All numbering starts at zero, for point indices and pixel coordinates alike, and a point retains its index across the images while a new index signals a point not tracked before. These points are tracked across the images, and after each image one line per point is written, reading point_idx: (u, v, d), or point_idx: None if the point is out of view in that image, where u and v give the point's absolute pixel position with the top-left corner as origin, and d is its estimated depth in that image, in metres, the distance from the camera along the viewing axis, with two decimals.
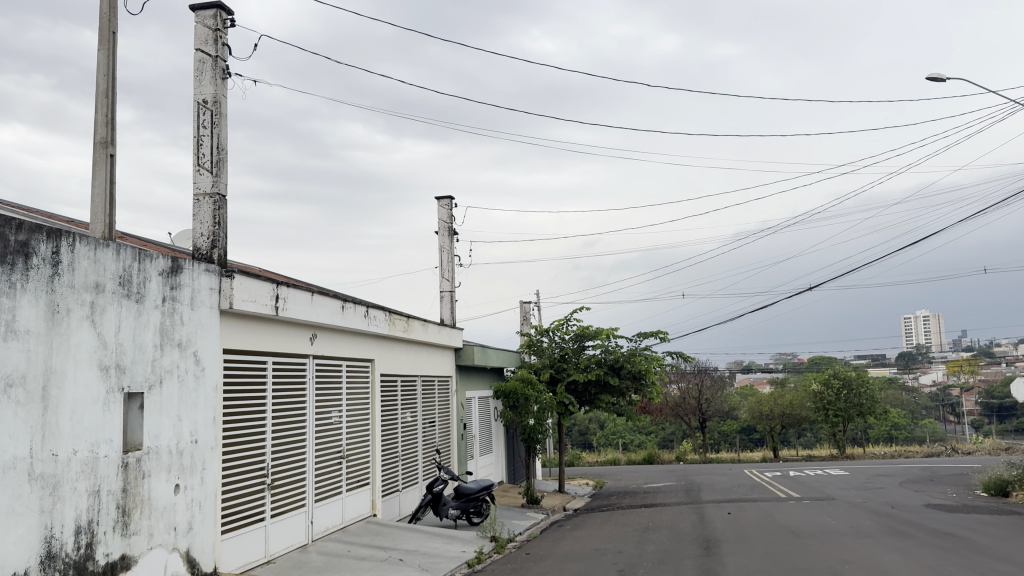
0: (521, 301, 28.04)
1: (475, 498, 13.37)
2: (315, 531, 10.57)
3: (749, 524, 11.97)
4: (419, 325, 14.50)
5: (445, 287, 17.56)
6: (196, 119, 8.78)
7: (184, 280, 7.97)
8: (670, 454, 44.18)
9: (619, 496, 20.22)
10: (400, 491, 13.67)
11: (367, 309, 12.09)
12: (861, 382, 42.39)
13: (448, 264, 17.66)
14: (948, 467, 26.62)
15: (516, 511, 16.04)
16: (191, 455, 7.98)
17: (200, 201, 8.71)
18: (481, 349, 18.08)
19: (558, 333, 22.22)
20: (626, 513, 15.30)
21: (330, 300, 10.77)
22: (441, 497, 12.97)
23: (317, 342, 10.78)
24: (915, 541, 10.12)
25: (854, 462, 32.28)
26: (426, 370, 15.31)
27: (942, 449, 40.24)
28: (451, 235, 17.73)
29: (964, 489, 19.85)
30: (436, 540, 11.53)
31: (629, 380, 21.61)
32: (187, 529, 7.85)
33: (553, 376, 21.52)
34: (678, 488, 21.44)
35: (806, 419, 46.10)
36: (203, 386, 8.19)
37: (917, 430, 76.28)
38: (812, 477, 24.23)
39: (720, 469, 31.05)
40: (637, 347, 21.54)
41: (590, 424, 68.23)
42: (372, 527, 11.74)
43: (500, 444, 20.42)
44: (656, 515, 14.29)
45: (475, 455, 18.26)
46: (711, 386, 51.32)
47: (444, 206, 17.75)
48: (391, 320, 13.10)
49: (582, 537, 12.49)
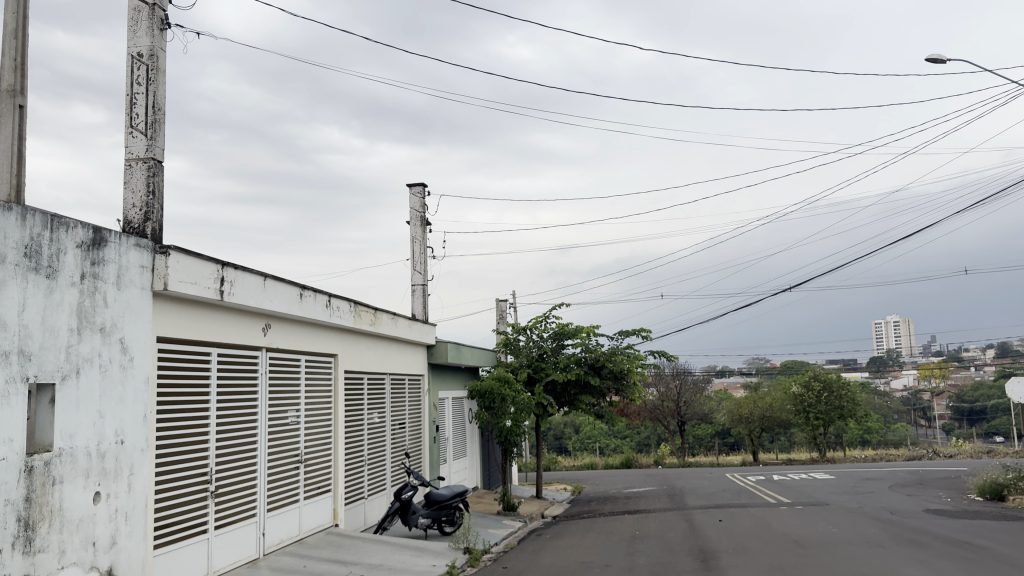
0: (497, 299, 27.03)
1: (447, 506, 12.34)
2: (266, 545, 9.48)
3: (745, 535, 11.00)
4: (388, 318, 13.43)
5: (417, 280, 16.50)
6: (129, 75, 7.68)
7: (109, 255, 6.87)
8: (648, 458, 43.37)
9: (599, 502, 19.22)
10: (365, 498, 12.58)
11: (330, 298, 10.99)
12: (841, 384, 41.88)
13: (420, 256, 16.58)
14: (934, 470, 25.89)
15: (491, 519, 14.98)
16: (115, 458, 6.86)
17: (131, 167, 7.65)
18: (455, 346, 17.04)
19: (536, 331, 21.23)
20: (610, 521, 14.29)
21: (287, 287, 9.68)
22: (410, 505, 11.91)
23: (271, 333, 9.68)
24: (931, 551, 9.23)
25: (836, 466, 31.53)
26: (395, 368, 14.25)
27: (923, 452, 39.74)
28: (423, 225, 16.67)
29: (958, 493, 19.06)
30: (403, 553, 10.47)
31: (609, 380, 20.66)
32: (109, 545, 6.73)
33: (531, 377, 20.54)
34: (661, 494, 20.50)
35: (786, 422, 45.48)
36: (130, 378, 7.08)
37: (889, 433, 76.30)
38: (797, 481, 23.34)
39: (701, 473, 30.18)
40: (618, 346, 20.60)
41: (565, 427, 67.46)
42: (332, 539, 10.64)
43: (475, 448, 19.35)
44: (642, 524, 13.29)
45: (448, 459, 17.21)
46: (690, 389, 50.59)
47: (417, 194, 16.69)
48: (357, 311, 12.02)
49: (564, 548, 11.47)
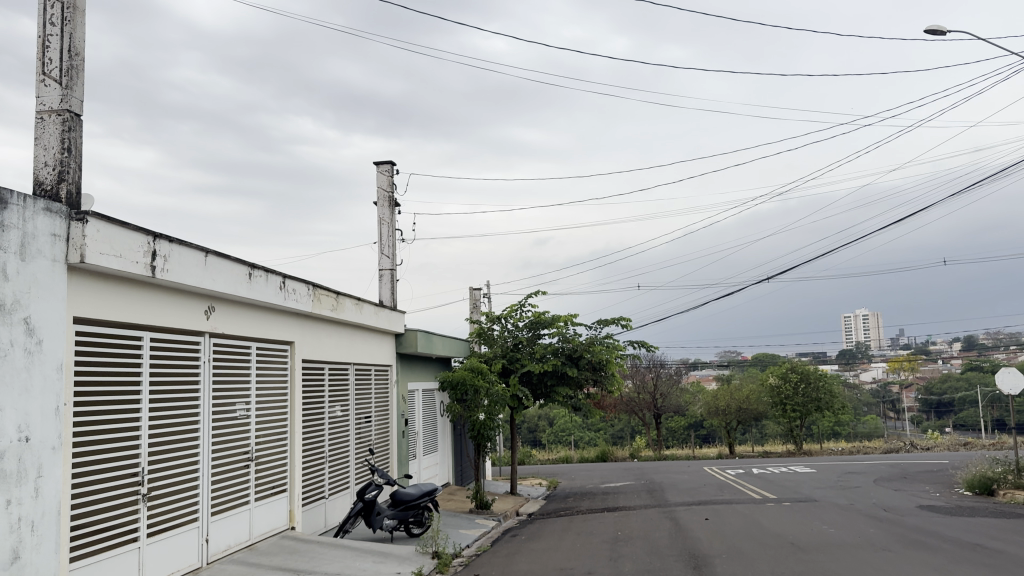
0: (471, 288, 26.07)
1: (414, 506, 11.39)
2: (210, 553, 8.50)
3: (738, 537, 10.16)
4: (352, 304, 12.44)
5: (385, 265, 15.49)
6: (41, 14, 6.63)
7: (11, 220, 5.83)
8: (623, 451, 42.72)
9: (576, 498, 18.42)
10: (325, 498, 11.60)
11: (284, 280, 9.99)
12: (818, 376, 41.53)
13: (388, 239, 15.57)
14: (916, 463, 25.33)
15: (462, 518, 14.05)
16: (18, 458, 5.84)
17: (43, 120, 6.61)
18: (426, 335, 16.07)
19: (511, 320, 20.31)
20: (589, 520, 13.41)
21: (234, 265, 8.69)
22: (374, 506, 10.96)
23: (214, 316, 8.67)
24: (943, 554, 8.45)
25: (814, 459, 30.96)
26: (360, 358, 13.26)
27: (900, 445, 39.49)
28: (391, 206, 15.64)
29: (945, 487, 18.45)
30: (365, 560, 9.52)
31: (587, 371, 19.83)
32: (11, 560, 5.72)
33: (505, 368, 19.62)
34: (640, 489, 19.76)
35: (762, 414, 45.04)
36: (38, 364, 6.06)
37: (860, 426, 76.52)
38: (779, 475, 22.67)
39: (677, 467, 29.45)
40: (596, 335, 19.78)
41: (539, 421, 66.76)
42: (286, 544, 9.66)
43: (446, 442, 18.40)
44: (625, 523, 12.41)
45: (418, 455, 16.26)
46: (666, 381, 50.01)
47: (384, 172, 15.66)
48: (317, 295, 11.01)
49: (541, 552, 10.54)
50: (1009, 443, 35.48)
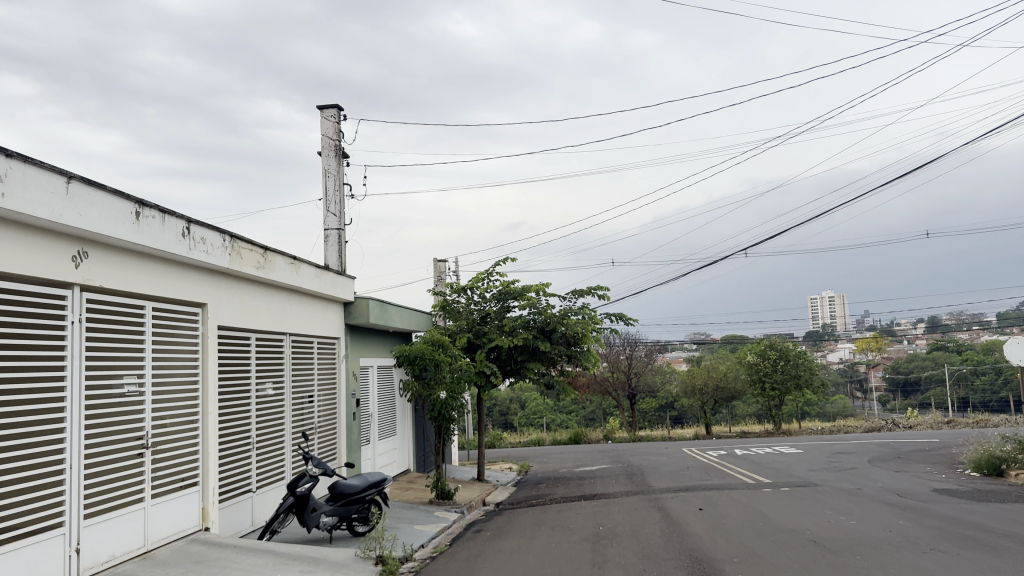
0: (436, 260, 24.21)
1: (357, 500, 9.61)
2: (85, 566, 6.67)
3: (746, 533, 8.48)
4: (284, 263, 10.52)
5: (330, 224, 13.44)
6: None
7: None
8: (597, 433, 41.19)
9: (548, 485, 16.71)
10: (252, 492, 9.81)
11: (188, 225, 8.11)
12: (798, 353, 40.26)
13: (334, 193, 13.48)
14: (906, 442, 24.02)
15: (419, 511, 12.25)
16: None
17: None
18: (380, 304, 14.11)
19: (477, 291, 18.47)
20: (564, 512, 11.69)
21: (106, 198, 6.82)
22: (308, 502, 9.19)
23: (86, 265, 6.82)
24: (1008, 556, 6.86)
25: (796, 439, 29.64)
26: (299, 328, 11.38)
27: (881, 423, 38.42)
28: (337, 155, 13.57)
29: (948, 468, 17.02)
30: (290, 568, 7.70)
31: (560, 346, 18.10)
32: None
33: (471, 343, 17.81)
34: (618, 473, 18.12)
35: (739, 393, 43.66)
36: None
37: (829, 405, 76.12)
38: (764, 456, 21.17)
39: (654, 448, 27.94)
40: (570, 307, 18.04)
41: (510, 403, 65.17)
42: (191, 551, 7.81)
43: (405, 425, 16.57)
44: (607, 516, 10.67)
45: (370, 439, 14.42)
46: (641, 360, 48.61)
47: (330, 118, 13.64)
48: (235, 248, 9.12)
49: (511, 553, 8.77)
50: (992, 421, 34.54)
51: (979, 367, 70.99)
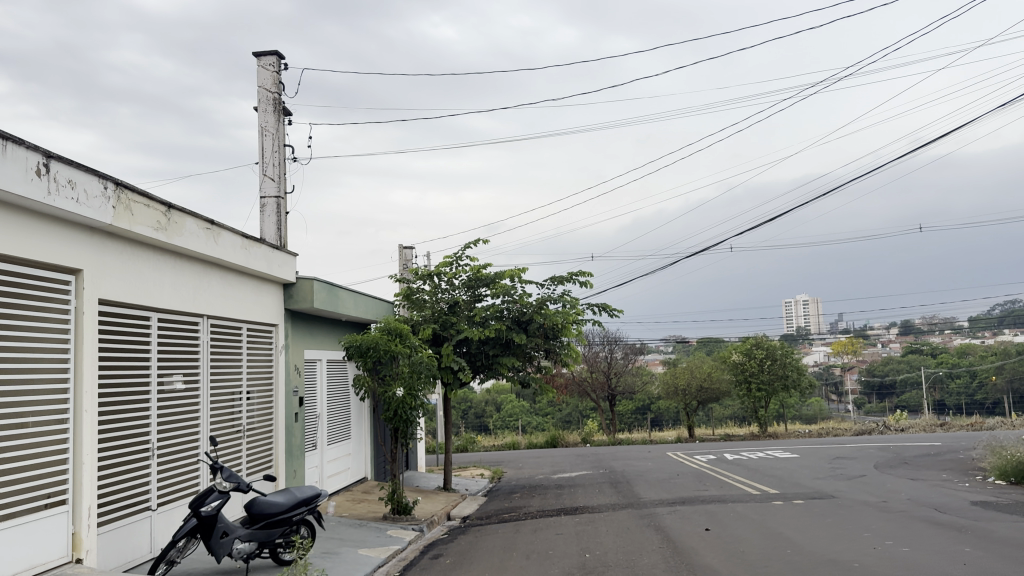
0: (402, 247, 22.21)
1: (281, 522, 7.69)
2: None
3: (776, 567, 6.57)
4: (197, 227, 8.55)
5: (268, 191, 11.50)
6: None
7: None
8: (575, 435, 39.27)
9: (522, 495, 14.84)
10: (149, 510, 7.86)
11: (43, 160, 6.16)
12: (786, 352, 38.73)
13: (273, 154, 11.51)
14: (907, 446, 22.44)
15: (369, 529, 10.27)
16: None
17: None
18: (328, 287, 12.05)
19: (445, 277, 16.54)
20: (540, 532, 9.74)
21: None
22: (217, 526, 7.23)
23: None
24: None
25: (785, 442, 28.02)
26: (221, 309, 9.41)
27: (871, 426, 36.97)
28: (276, 110, 11.59)
29: (966, 475, 15.33)
30: None
31: (537, 339, 16.21)
32: None
33: (437, 335, 15.87)
34: (600, 481, 16.29)
35: (724, 393, 41.77)
36: None
37: (807, 407, 75.02)
38: (756, 461, 19.48)
39: (635, 452, 26.15)
40: (548, 296, 16.15)
41: (485, 406, 63.09)
42: None
43: (359, 428, 14.59)
44: (594, 539, 8.70)
45: (315, 444, 12.42)
46: (620, 361, 46.85)
47: (270, 67, 11.64)
48: (122, 200, 7.15)
49: None
50: (985, 423, 33.17)
51: (956, 369, 70.23)
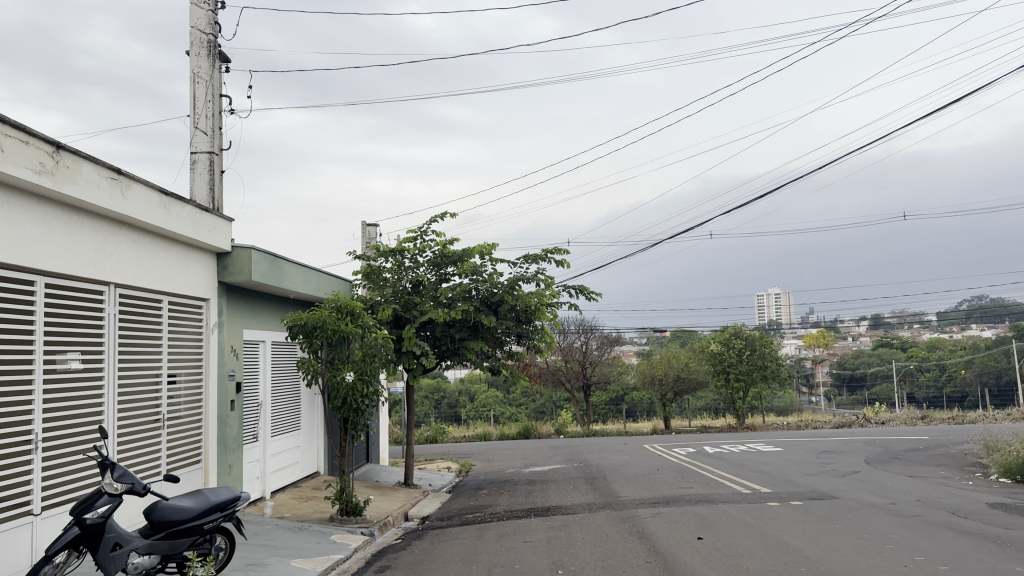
0: (366, 225, 20.77)
1: (189, 532, 6.35)
2: None
3: None
4: (97, 174, 7.13)
5: (201, 147, 10.14)
6: None
7: None
8: (549, 427, 38.05)
9: (489, 492, 13.57)
10: (31, 517, 6.46)
11: None
12: (764, 342, 37.83)
13: (207, 105, 10.12)
14: (894, 439, 21.55)
15: (311, 534, 8.96)
16: None
17: None
18: (269, 258, 10.64)
19: (408, 254, 15.17)
20: (506, 538, 8.46)
21: None
22: (108, 535, 5.86)
23: None
24: None
25: (767, 435, 27.07)
26: (132, 277, 8.01)
27: (850, 418, 36.22)
28: (211, 55, 10.16)
29: (965, 471, 14.31)
30: None
31: (507, 323, 14.93)
32: None
33: (399, 317, 14.54)
34: (573, 476, 15.08)
35: (701, 384, 40.84)
36: None
37: (780, 400, 74.63)
38: (738, 455, 18.41)
39: (610, 445, 25.01)
40: (521, 275, 14.85)
41: (457, 396, 61.73)
42: None
43: (310, 417, 13.20)
44: (569, 549, 7.45)
45: (255, 436, 11.03)
46: (596, 352, 45.69)
47: (204, 5, 10.15)
48: None
49: None
50: (967, 416, 32.48)
51: (927, 363, 70.13)
